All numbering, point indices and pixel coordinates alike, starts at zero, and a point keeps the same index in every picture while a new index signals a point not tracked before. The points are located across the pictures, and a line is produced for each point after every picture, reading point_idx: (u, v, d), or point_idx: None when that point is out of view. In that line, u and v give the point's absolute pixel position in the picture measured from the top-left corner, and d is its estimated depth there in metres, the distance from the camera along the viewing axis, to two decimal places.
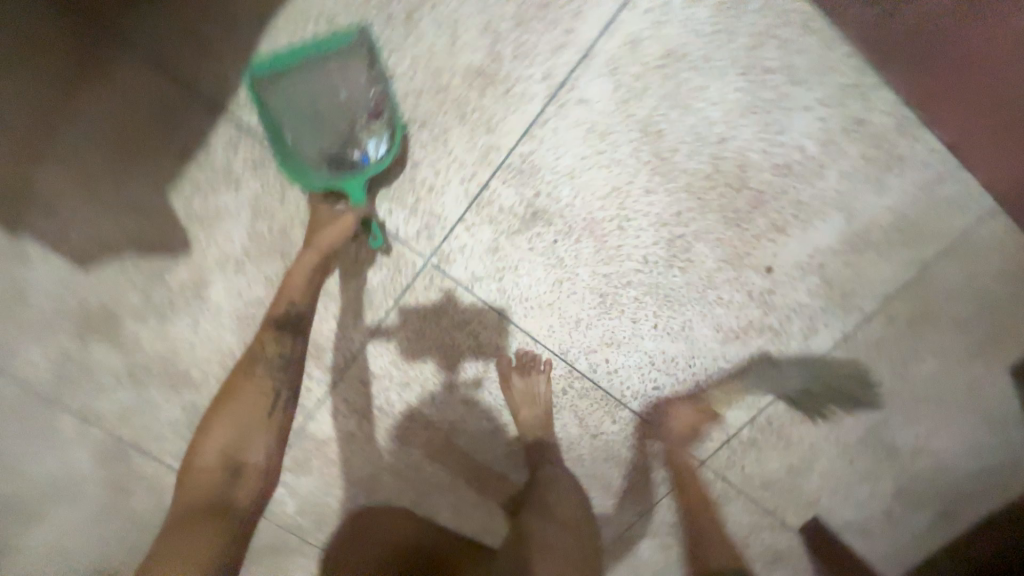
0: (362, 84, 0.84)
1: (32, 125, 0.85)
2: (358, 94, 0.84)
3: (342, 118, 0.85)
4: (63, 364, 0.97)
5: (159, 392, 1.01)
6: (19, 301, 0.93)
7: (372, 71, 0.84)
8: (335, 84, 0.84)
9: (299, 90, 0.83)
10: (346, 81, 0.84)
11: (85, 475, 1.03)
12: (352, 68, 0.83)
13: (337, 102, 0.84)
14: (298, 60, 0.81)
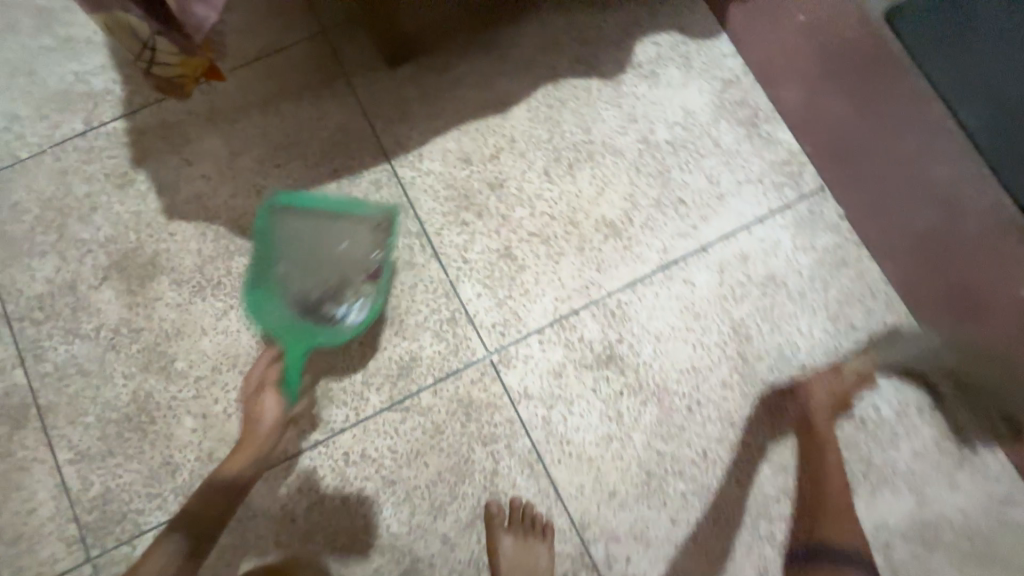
0: (365, 246, 0.87)
1: (228, 100, 0.96)
2: (359, 252, 0.86)
3: (337, 269, 0.86)
4: (72, 292, 0.89)
5: (131, 366, 0.87)
6: (89, 219, 0.91)
7: (379, 242, 0.86)
8: (339, 238, 0.86)
9: (309, 226, 0.86)
10: (354, 245, 0.87)
11: None
12: (364, 231, 0.87)
13: (333, 254, 0.86)
14: (315, 210, 0.86)
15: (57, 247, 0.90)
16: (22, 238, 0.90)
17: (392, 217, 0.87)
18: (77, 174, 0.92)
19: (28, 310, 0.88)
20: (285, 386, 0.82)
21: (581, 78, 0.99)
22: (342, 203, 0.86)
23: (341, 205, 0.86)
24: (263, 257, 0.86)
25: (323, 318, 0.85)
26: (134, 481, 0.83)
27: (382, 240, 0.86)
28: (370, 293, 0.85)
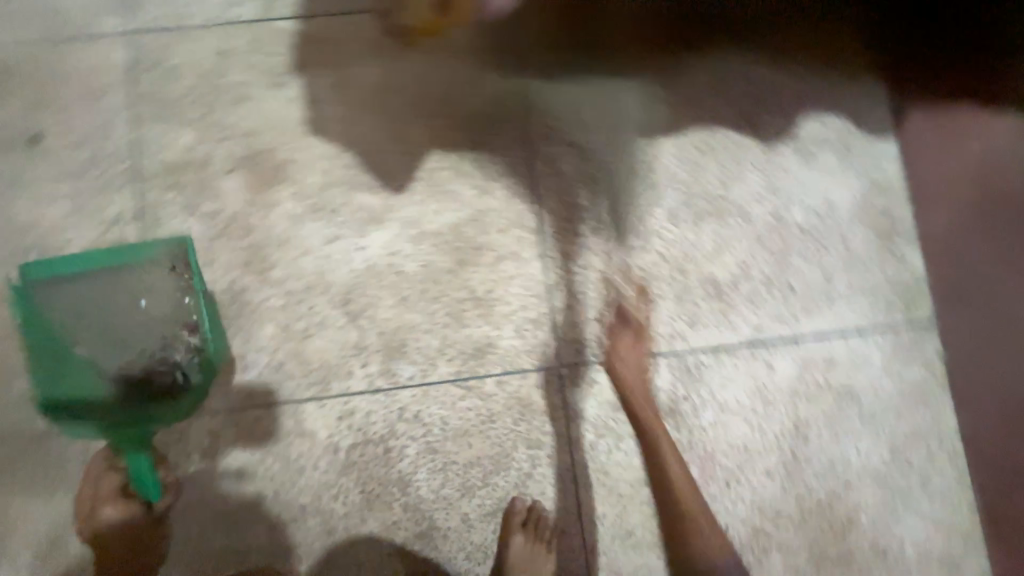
0: (172, 292, 0.87)
1: (395, 37, 0.96)
2: (167, 288, 0.87)
3: (139, 334, 0.87)
4: (201, 170, 0.92)
5: (233, 259, 0.90)
6: (236, 107, 0.94)
7: (173, 291, 0.87)
8: (123, 294, 0.87)
9: (81, 284, 0.87)
10: (147, 284, 0.87)
11: (91, 259, 0.90)
12: (157, 270, 0.87)
13: (133, 309, 0.87)
14: (78, 271, 0.86)
15: (198, 122, 0.93)
16: (172, 103, 0.93)
17: (175, 259, 0.87)
18: (238, 60, 0.94)
19: (157, 172, 0.92)
20: (128, 470, 0.85)
21: (738, 132, 0.97)
22: (114, 253, 0.87)
23: (98, 258, 0.86)
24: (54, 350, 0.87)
25: (161, 376, 0.86)
26: (204, 365, 0.87)
27: (185, 275, 0.87)
28: (194, 340, 0.87)
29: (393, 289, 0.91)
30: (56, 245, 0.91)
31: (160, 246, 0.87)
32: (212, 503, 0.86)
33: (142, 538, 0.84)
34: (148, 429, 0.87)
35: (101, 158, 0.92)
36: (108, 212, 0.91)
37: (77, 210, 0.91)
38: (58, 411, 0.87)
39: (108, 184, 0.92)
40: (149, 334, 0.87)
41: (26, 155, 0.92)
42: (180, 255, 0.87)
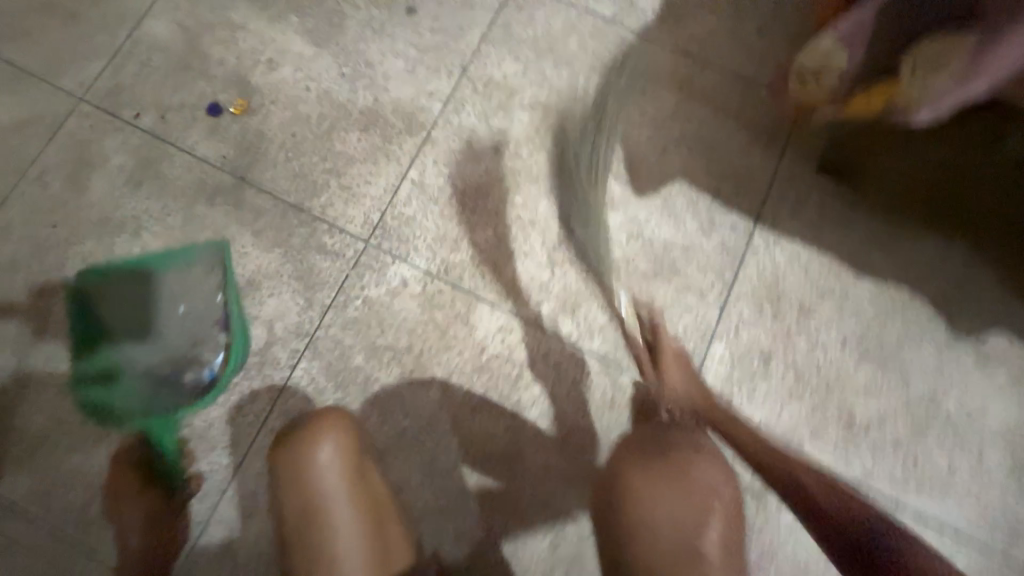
0: (208, 291, 0.99)
1: (701, 85, 1.13)
2: (195, 283, 1.00)
3: (159, 344, 0.98)
4: (507, 95, 1.11)
5: (492, 169, 1.07)
6: (557, 68, 1.13)
7: (207, 279, 1.00)
8: (177, 291, 0.99)
9: (132, 285, 0.99)
10: (186, 282, 1.00)
11: (395, 108, 1.09)
12: (198, 271, 1.00)
13: (171, 313, 0.99)
14: (137, 271, 1.00)
15: (525, 62, 1.13)
16: (516, 39, 1.14)
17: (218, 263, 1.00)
18: (579, 37, 1.15)
19: (476, 78, 1.12)
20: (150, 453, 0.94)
21: (935, 309, 1.05)
22: (165, 256, 1.01)
23: (158, 264, 1.00)
24: (78, 339, 0.97)
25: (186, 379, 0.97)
26: (429, 230, 1.03)
27: (223, 278, 1.00)
28: (225, 342, 0.98)
29: (594, 260, 1.04)
30: (376, 86, 1.11)
31: (203, 253, 1.01)
32: (370, 332, 0.98)
33: (310, 328, 0.98)
34: (362, 251, 1.02)
35: (446, 48, 1.13)
36: (427, 84, 1.11)
37: (405, 70, 1.11)
38: (308, 199, 1.04)
39: (439, 66, 1.12)
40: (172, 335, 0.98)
41: (396, 16, 1.14)
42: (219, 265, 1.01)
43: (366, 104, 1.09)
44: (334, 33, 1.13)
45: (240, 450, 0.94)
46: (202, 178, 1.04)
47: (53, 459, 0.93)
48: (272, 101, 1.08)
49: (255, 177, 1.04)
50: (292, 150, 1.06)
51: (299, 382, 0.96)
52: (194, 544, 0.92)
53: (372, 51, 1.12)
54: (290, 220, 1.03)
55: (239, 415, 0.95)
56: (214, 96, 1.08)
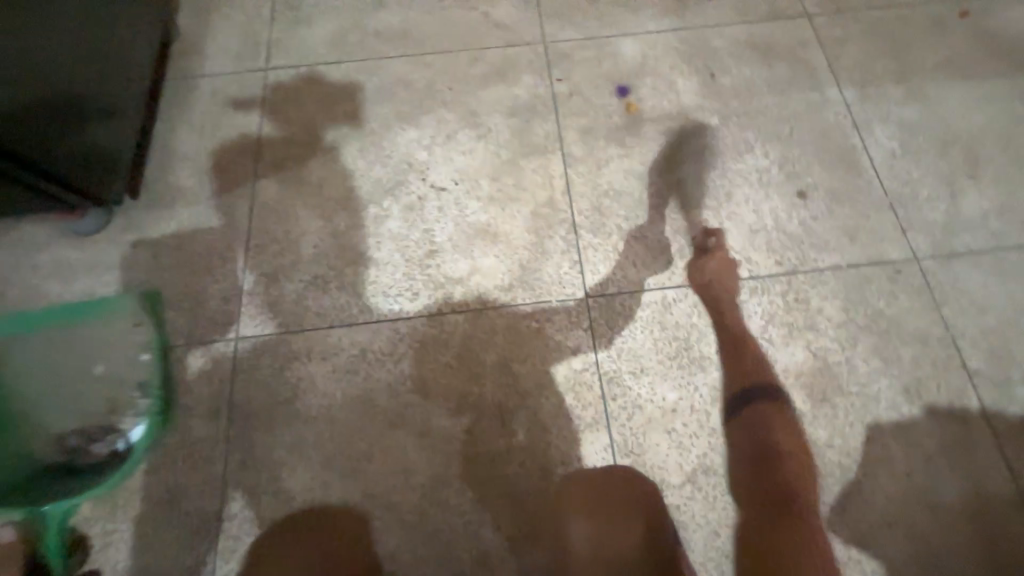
0: (127, 335, 1.01)
1: (995, 519, 0.89)
2: (127, 340, 1.01)
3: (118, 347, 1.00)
4: (806, 325, 1.02)
5: (728, 358, 1.00)
6: (872, 354, 1.00)
7: (132, 332, 1.01)
8: (108, 337, 1.01)
9: (100, 319, 1.01)
10: (114, 337, 1.01)
11: (711, 242, 1.09)
12: (123, 320, 1.02)
13: (132, 359, 1.00)
14: (81, 319, 1.01)
15: (849, 319, 1.03)
16: (861, 297, 1.04)
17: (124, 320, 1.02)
18: (919, 352, 1.00)
19: (794, 287, 1.05)
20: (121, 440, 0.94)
21: None
22: (77, 309, 1.01)
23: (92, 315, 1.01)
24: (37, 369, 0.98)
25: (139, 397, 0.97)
26: (632, 341, 1.01)
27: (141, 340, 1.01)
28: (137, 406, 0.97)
29: (724, 519, 0.90)
30: (717, 213, 1.12)
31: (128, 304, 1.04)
32: (516, 351, 1.01)
33: (490, 302, 1.05)
34: (576, 299, 1.05)
35: (797, 245, 1.09)
36: (752, 251, 1.09)
37: (749, 227, 1.11)
38: (585, 230, 1.11)
39: (777, 251, 1.09)
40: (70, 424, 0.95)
41: (786, 187, 1.15)
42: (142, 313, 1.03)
43: (695, 217, 1.12)
44: (731, 155, 1.18)
45: (367, 314, 1.03)
46: (547, 148, 1.19)
47: (286, 193, 1.14)
48: (640, 153, 1.18)
49: (574, 182, 1.15)
50: (615, 193, 1.14)
51: (444, 322, 1.03)
52: (280, 328, 1.03)
53: (741, 190, 1.14)
54: (560, 228, 1.11)
55: (392, 296, 1.05)
56: (610, 113, 1.22)
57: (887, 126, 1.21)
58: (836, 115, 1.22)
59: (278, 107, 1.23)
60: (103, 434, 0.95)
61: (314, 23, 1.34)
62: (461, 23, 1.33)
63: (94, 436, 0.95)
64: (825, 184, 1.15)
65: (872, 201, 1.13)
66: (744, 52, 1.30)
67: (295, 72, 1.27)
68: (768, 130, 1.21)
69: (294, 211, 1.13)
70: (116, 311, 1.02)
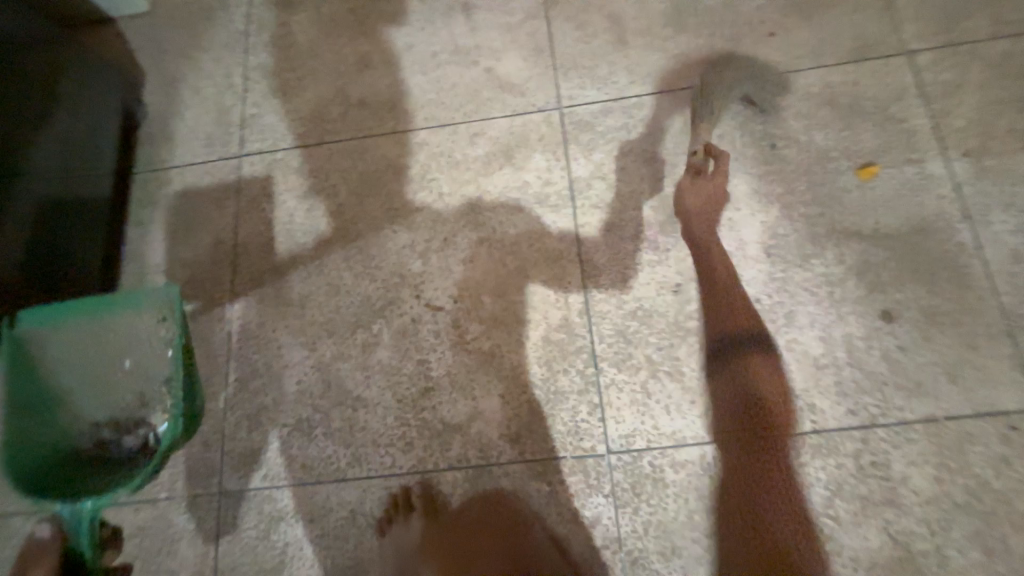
0: (159, 341, 0.87)
1: None
2: (152, 344, 0.87)
3: (127, 339, 0.87)
4: (882, 499, 0.82)
5: (781, 541, 0.82)
6: (970, 543, 0.80)
7: (158, 336, 0.86)
8: (128, 328, 0.86)
9: (98, 316, 0.85)
10: (138, 340, 0.87)
11: (764, 381, 0.89)
12: (150, 317, 0.86)
13: (158, 361, 0.87)
14: (76, 307, 0.84)
15: (941, 492, 0.82)
16: (960, 463, 0.83)
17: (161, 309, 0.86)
18: None
19: (869, 445, 0.85)
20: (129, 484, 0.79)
21: None
22: (99, 300, 0.85)
23: (102, 301, 0.85)
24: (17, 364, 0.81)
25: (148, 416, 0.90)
26: (662, 514, 0.85)
27: (167, 335, 0.86)
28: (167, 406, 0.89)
29: None
30: (773, 341, 0.90)
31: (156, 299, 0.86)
32: (524, 518, 0.87)
33: (494, 456, 0.90)
34: (595, 455, 0.89)
35: (877, 388, 0.87)
36: (817, 396, 0.88)
37: (814, 361, 0.89)
38: (608, 363, 0.93)
39: (849, 395, 0.87)
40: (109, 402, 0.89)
41: (867, 306, 0.91)
42: (172, 311, 0.86)
43: (744, 348, 0.91)
44: (793, 261, 0.94)
45: (356, 469, 0.92)
46: (562, 254, 0.99)
47: (267, 316, 1.02)
48: (676, 257, 0.96)
49: (594, 299, 0.96)
50: (644, 313, 0.94)
51: (442, 479, 0.90)
52: (265, 483, 0.93)
53: (806, 310, 0.91)
54: (577, 359, 0.93)
55: (383, 446, 0.93)
56: (640, 203, 1.00)
57: (1010, 215, 0.92)
58: (938, 200, 0.94)
59: (255, 205, 1.09)
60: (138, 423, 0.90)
61: (292, 92, 1.15)
62: (459, 84, 1.11)
63: (128, 427, 0.90)
64: (919, 301, 0.90)
65: (981, 325, 0.88)
66: (816, 111, 1.01)
67: (271, 158, 1.11)
68: (844, 222, 0.95)
69: (275, 338, 1.00)
70: (145, 294, 0.86)
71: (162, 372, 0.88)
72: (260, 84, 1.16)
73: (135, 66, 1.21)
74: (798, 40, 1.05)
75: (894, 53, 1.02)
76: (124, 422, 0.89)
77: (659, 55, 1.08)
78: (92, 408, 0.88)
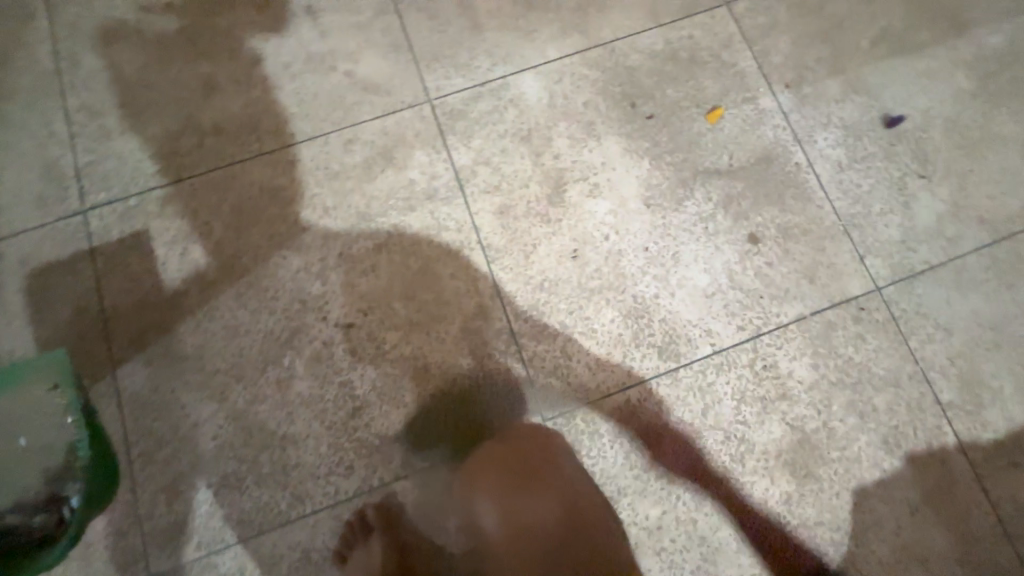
0: (50, 411, 0.80)
1: (981, 555, 0.91)
2: (42, 416, 0.80)
3: (16, 414, 0.80)
4: (777, 394, 0.95)
5: (705, 454, 0.92)
6: (847, 411, 0.95)
7: (48, 403, 0.80)
8: (18, 401, 0.80)
9: None
10: (26, 415, 0.80)
11: (666, 320, 0.98)
12: (39, 386, 0.81)
13: (50, 430, 0.80)
14: None
15: (819, 375, 0.96)
16: (829, 348, 0.97)
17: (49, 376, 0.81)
18: (891, 397, 0.96)
19: (759, 352, 0.97)
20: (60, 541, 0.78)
21: None
22: None
23: None
24: None
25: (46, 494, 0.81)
26: (603, 462, 0.92)
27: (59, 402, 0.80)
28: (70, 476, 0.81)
29: None
30: (667, 283, 0.99)
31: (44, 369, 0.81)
32: None
33: (439, 454, 0.91)
34: (533, 427, 0.93)
35: (756, 302, 0.99)
36: (711, 321, 0.98)
37: (703, 291, 0.99)
38: (527, 337, 0.96)
39: (736, 314, 0.98)
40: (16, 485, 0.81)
41: (735, 234, 1.02)
42: (61, 376, 0.81)
43: (644, 294, 0.99)
44: (669, 207, 1.03)
45: (300, 508, 0.88)
46: (463, 244, 1.00)
47: (161, 377, 0.93)
48: (569, 225, 1.01)
49: (502, 280, 0.99)
50: (551, 283, 0.99)
51: (392, 491, 0.90)
52: (201, 551, 0.86)
53: (688, 248, 1.01)
54: (498, 341, 0.96)
55: (324, 477, 0.90)
56: (525, 179, 1.03)
57: (829, 132, 1.08)
58: (774, 129, 1.08)
59: (117, 260, 0.97)
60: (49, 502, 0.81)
61: (131, 130, 1.03)
62: (321, 92, 1.06)
63: (29, 509, 0.80)
64: (775, 220, 1.03)
65: (825, 229, 1.03)
66: (663, 67, 1.10)
67: (124, 207, 1.00)
68: (705, 163, 1.05)
69: (177, 398, 0.92)
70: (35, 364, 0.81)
71: (56, 442, 0.80)
72: (89, 126, 1.03)
73: None
74: (635, 4, 1.13)
75: (717, 5, 1.14)
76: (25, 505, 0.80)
77: (515, 35, 1.11)
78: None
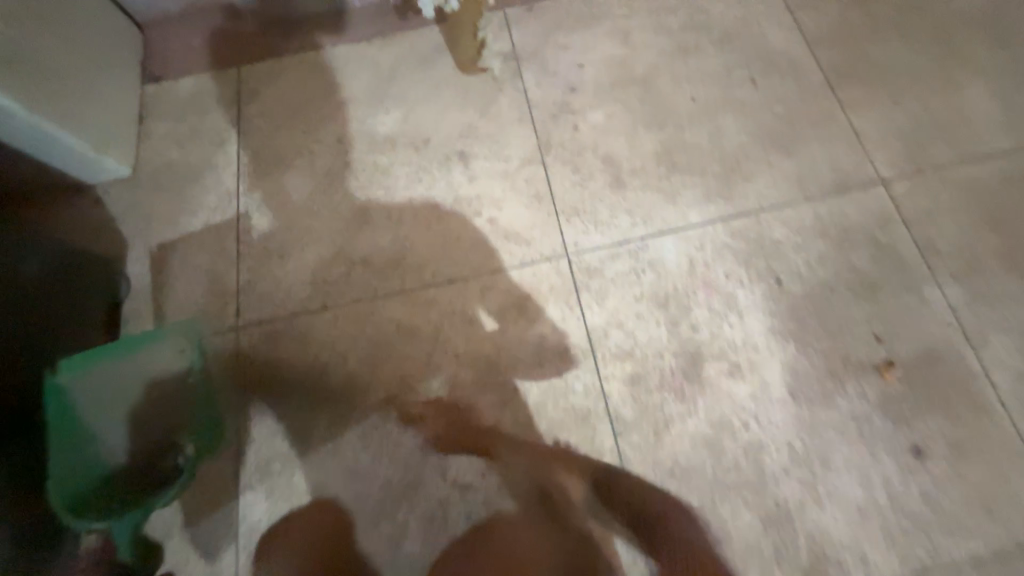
0: (180, 368, 1.02)
1: None
2: (177, 371, 1.02)
3: (149, 371, 1.01)
4: None
5: None
6: None
7: (182, 361, 1.02)
8: (152, 361, 1.01)
9: (124, 360, 1.00)
10: (165, 370, 1.01)
11: (813, 536, 0.87)
12: (169, 351, 1.02)
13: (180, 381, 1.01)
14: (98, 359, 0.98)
15: None
16: None
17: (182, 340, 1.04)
18: None
19: None
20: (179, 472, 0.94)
21: None
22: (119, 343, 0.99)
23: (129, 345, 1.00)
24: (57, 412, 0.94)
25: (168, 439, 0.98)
26: None
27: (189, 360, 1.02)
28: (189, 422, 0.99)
29: None
30: (815, 490, 0.89)
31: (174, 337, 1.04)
32: None
33: None
34: None
35: (922, 530, 0.86)
36: (867, 546, 0.86)
37: (858, 508, 0.88)
38: (654, 531, 0.89)
39: (897, 542, 0.86)
40: (127, 444, 0.97)
41: (897, 441, 0.91)
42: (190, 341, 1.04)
43: (788, 501, 0.89)
44: (818, 400, 0.94)
45: None
46: (590, 411, 0.96)
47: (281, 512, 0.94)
48: (705, 406, 0.95)
49: (629, 458, 0.93)
50: (682, 470, 0.92)
51: None
52: None
53: (841, 453, 0.91)
54: (621, 529, 0.89)
55: None
56: (660, 349, 0.99)
57: (1006, 336, 0.97)
58: (940, 325, 0.98)
59: (257, 381, 1.02)
60: (161, 453, 0.97)
61: (290, 254, 1.11)
62: (464, 236, 1.10)
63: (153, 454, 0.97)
64: (943, 432, 0.92)
65: (1005, 452, 0.90)
66: (812, 243, 1.05)
67: (272, 329, 1.06)
68: (860, 355, 0.97)
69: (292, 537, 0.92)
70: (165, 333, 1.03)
71: (186, 392, 1.01)
72: (254, 247, 1.12)
73: (118, 236, 1.15)
74: (783, 174, 1.11)
75: (872, 181, 1.09)
76: (151, 448, 0.97)
77: (657, 196, 1.11)
78: (120, 438, 0.97)
